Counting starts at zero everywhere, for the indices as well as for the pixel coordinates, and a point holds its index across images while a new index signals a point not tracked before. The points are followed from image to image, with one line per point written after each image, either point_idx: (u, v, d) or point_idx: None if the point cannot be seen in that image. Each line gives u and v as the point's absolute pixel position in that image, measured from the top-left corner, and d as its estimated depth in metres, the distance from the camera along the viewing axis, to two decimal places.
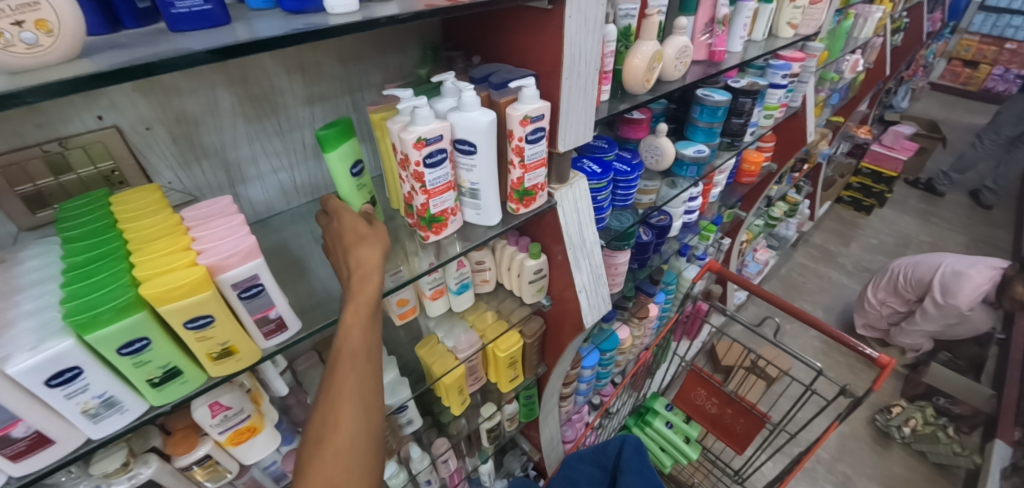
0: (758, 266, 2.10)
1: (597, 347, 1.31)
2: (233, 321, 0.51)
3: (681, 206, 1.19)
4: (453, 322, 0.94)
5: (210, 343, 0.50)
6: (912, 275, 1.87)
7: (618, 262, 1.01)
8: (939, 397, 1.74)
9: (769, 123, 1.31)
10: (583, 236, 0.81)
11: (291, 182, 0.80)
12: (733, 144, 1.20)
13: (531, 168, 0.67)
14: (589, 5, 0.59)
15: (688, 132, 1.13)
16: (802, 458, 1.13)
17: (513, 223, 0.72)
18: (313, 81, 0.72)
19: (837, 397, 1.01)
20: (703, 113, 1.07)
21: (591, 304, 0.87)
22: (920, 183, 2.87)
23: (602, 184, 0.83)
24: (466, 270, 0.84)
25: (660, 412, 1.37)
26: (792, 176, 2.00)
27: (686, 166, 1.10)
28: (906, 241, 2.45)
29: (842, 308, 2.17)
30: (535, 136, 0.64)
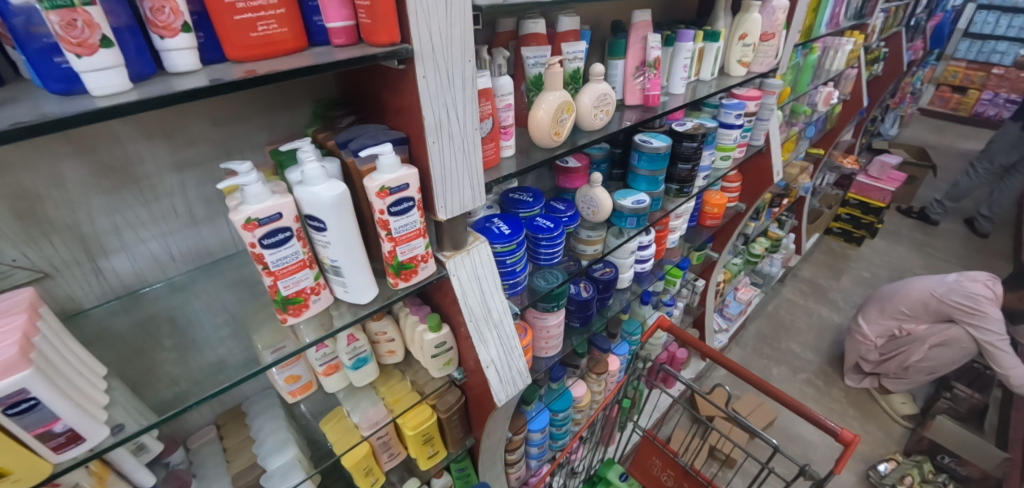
0: (740, 306, 1.98)
1: (547, 406, 1.21)
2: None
3: (630, 256, 1.11)
4: (362, 395, 0.85)
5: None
6: (903, 299, 1.76)
7: (548, 325, 0.93)
8: (943, 455, 1.55)
9: (726, 164, 1.24)
10: (488, 305, 0.73)
11: (165, 252, 0.73)
12: (682, 191, 1.10)
13: (402, 241, 0.59)
14: (450, 65, 0.53)
15: (631, 180, 1.04)
16: None
17: (391, 299, 0.64)
18: (178, 147, 0.66)
19: (797, 478, 0.88)
20: (642, 160, 0.98)
21: (504, 381, 0.77)
22: (913, 211, 2.75)
23: (513, 246, 0.75)
24: (360, 344, 0.76)
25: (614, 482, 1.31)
26: (771, 212, 1.90)
27: (626, 217, 1.00)
28: (900, 273, 2.32)
29: (833, 349, 2.03)
30: (400, 207, 0.57)
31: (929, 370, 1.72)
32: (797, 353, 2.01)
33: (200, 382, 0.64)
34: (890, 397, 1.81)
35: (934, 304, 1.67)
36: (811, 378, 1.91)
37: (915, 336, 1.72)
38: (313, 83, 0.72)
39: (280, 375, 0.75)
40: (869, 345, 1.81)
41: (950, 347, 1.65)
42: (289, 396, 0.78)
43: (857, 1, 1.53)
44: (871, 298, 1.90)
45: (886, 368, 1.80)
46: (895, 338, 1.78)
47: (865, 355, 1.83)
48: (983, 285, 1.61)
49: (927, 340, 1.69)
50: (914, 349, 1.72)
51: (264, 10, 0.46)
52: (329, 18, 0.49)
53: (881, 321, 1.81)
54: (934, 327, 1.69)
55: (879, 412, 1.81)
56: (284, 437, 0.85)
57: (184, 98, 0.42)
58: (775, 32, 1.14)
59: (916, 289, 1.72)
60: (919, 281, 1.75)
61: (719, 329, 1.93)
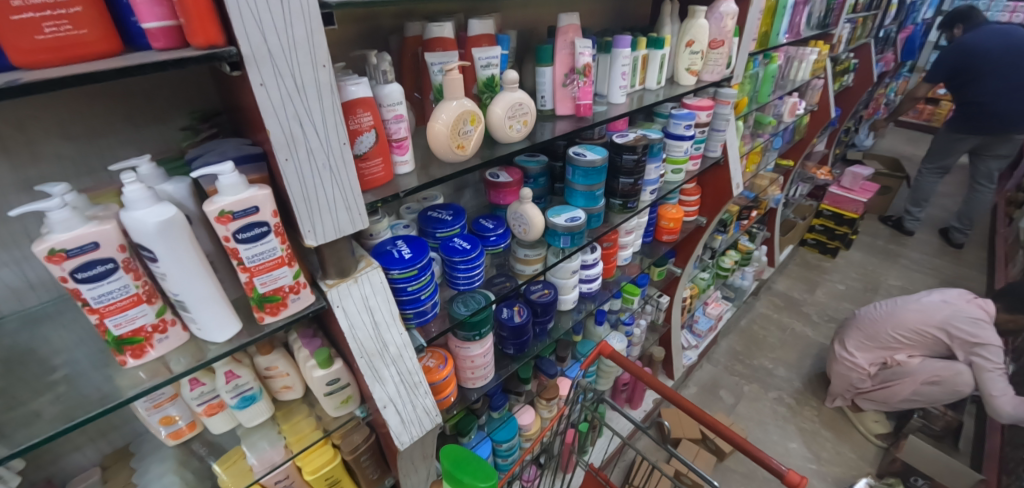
0: (710, 322, 1.90)
1: (489, 435, 1.13)
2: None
3: (572, 276, 1.04)
4: (260, 434, 0.77)
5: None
6: (896, 328, 1.62)
7: (472, 355, 0.86)
8: (917, 478, 1.44)
9: (678, 177, 1.17)
10: (384, 339, 0.65)
11: (21, 280, 0.65)
12: (626, 206, 1.03)
13: (259, 271, 0.52)
14: (298, 70, 0.46)
15: (568, 195, 0.97)
16: None
17: (257, 336, 0.56)
18: (24, 164, 0.58)
19: None
20: (577, 174, 0.91)
21: (406, 422, 0.69)
22: (890, 220, 2.73)
23: (414, 271, 0.68)
24: (245, 381, 0.68)
25: None
26: (741, 224, 1.83)
27: (559, 236, 0.93)
28: (875, 286, 2.27)
29: (807, 365, 1.96)
30: (250, 234, 0.49)
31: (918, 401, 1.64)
32: (769, 370, 1.94)
33: None
34: (862, 415, 1.74)
35: (932, 334, 1.57)
36: (783, 396, 1.84)
37: (908, 370, 1.62)
38: (188, 90, 0.67)
39: (154, 416, 0.66)
40: (861, 373, 1.69)
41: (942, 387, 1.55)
42: (169, 439, 0.69)
43: (819, 10, 1.50)
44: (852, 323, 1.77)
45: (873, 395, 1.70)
46: (887, 366, 1.68)
47: (857, 384, 1.70)
48: (975, 307, 1.53)
49: (919, 376, 1.59)
50: (901, 386, 1.64)
51: (52, 9, 0.39)
52: (142, 17, 0.42)
53: (871, 348, 1.70)
54: (927, 363, 1.58)
55: (853, 433, 1.72)
56: (171, 482, 0.75)
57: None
58: (724, 39, 1.07)
59: (911, 315, 1.60)
60: (909, 305, 1.62)
61: (687, 346, 1.86)
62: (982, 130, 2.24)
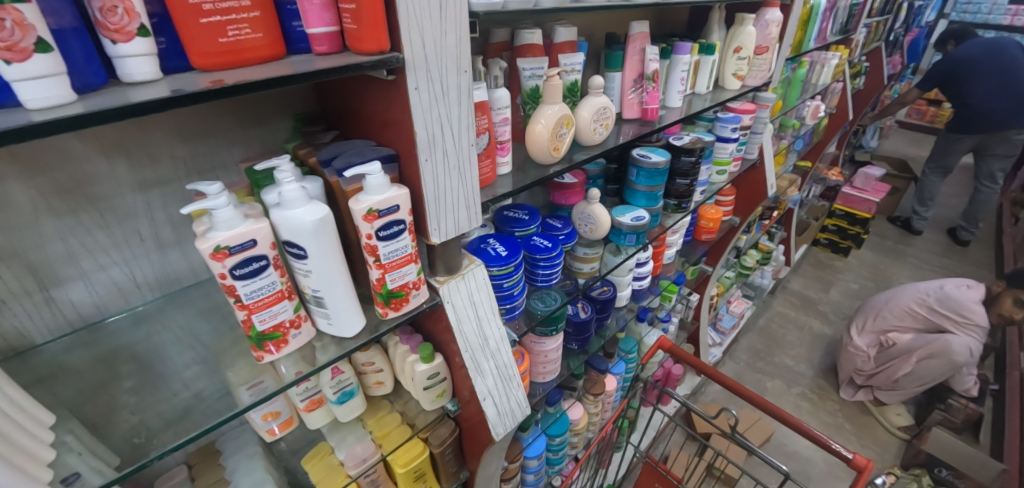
0: (734, 320, 1.93)
1: (543, 431, 1.14)
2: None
3: (629, 274, 1.06)
4: (347, 430, 0.79)
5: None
6: (893, 308, 1.73)
7: (546, 349, 0.89)
8: (942, 469, 1.45)
9: (722, 179, 1.21)
10: (485, 333, 0.67)
11: (128, 280, 0.65)
12: (681, 206, 1.07)
13: (391, 267, 0.54)
14: (445, 75, 0.48)
15: (628, 196, 1.00)
16: None
17: (380, 331, 0.58)
18: (142, 164, 0.59)
19: None
20: (641, 175, 0.94)
21: (502, 413, 0.71)
22: (898, 219, 2.81)
23: (510, 268, 0.70)
24: (346, 377, 0.70)
25: None
26: (762, 224, 1.88)
27: (624, 234, 0.96)
28: (887, 284, 2.33)
29: (827, 362, 1.97)
30: (390, 231, 0.51)
31: (920, 382, 1.65)
32: (790, 366, 1.96)
33: (175, 419, 0.57)
34: (884, 409, 1.74)
35: (923, 312, 1.66)
36: (806, 391, 1.85)
37: (902, 347, 1.68)
38: (290, 95, 0.68)
39: (259, 412, 0.68)
40: (864, 356, 1.73)
41: (939, 360, 1.58)
42: (268, 434, 0.71)
43: (844, 16, 1.55)
44: (859, 311, 1.87)
45: (879, 381, 1.72)
46: (884, 348, 1.73)
47: (862, 367, 1.74)
48: (965, 289, 1.63)
49: (915, 351, 1.64)
50: (902, 364, 1.67)
51: (235, 12, 0.40)
52: (309, 22, 0.44)
53: (870, 331, 1.77)
54: (920, 337, 1.65)
55: (874, 425, 1.73)
56: (263, 478, 0.76)
57: (150, 110, 0.35)
58: (769, 46, 1.12)
59: (906, 297, 1.71)
60: (905, 291, 1.74)
61: (713, 344, 1.89)
62: (977, 130, 2.35)
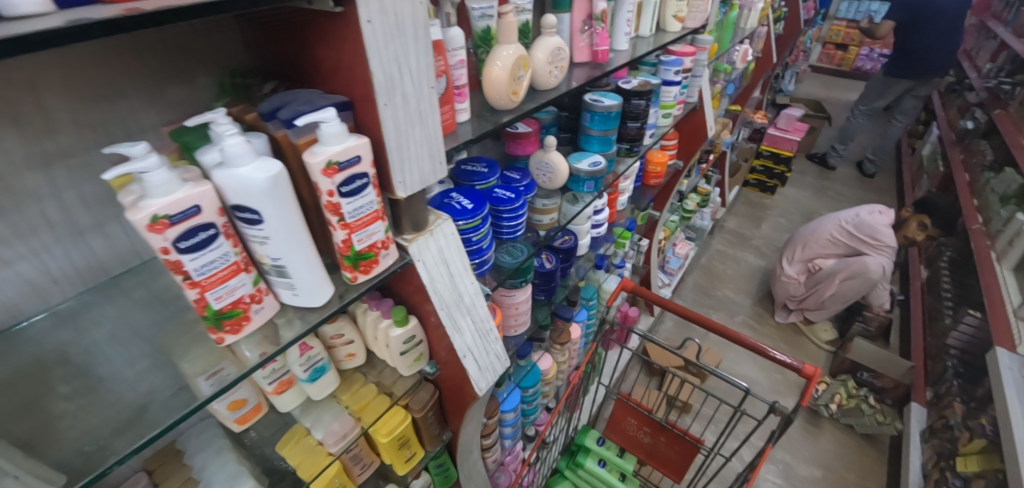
0: (679, 261, 2.01)
1: (517, 384, 1.16)
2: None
3: (587, 221, 1.06)
4: (321, 408, 0.75)
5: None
6: (818, 236, 1.92)
7: (517, 302, 0.89)
8: (862, 372, 1.65)
9: (668, 122, 1.23)
10: (459, 290, 0.65)
11: (41, 275, 0.53)
12: (632, 150, 1.07)
13: (356, 227, 0.50)
14: (399, 6, 0.43)
15: (583, 142, 0.99)
16: (748, 479, 0.96)
17: (351, 297, 0.55)
18: (36, 133, 0.47)
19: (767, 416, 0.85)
20: (594, 120, 0.93)
21: (483, 368, 0.71)
22: (815, 157, 3.09)
23: (477, 221, 0.68)
24: (315, 352, 0.65)
25: (593, 450, 1.34)
26: (701, 167, 1.99)
27: (583, 181, 0.95)
28: (809, 216, 2.58)
29: (761, 291, 2.18)
30: (352, 186, 0.47)
31: (842, 300, 1.86)
32: (732, 298, 2.13)
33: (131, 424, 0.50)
34: (814, 327, 1.96)
35: (841, 238, 1.86)
36: (746, 319, 2.04)
37: (826, 271, 1.87)
38: (218, 47, 0.57)
39: (222, 403, 0.63)
40: (795, 283, 1.91)
41: (857, 279, 1.79)
42: (236, 424, 0.66)
43: None
44: (790, 243, 2.05)
45: (808, 304, 1.92)
46: (811, 273, 1.92)
47: (794, 293, 1.93)
48: (879, 215, 1.82)
49: (838, 273, 1.83)
50: (827, 286, 1.86)
51: None
52: None
53: (798, 260, 1.96)
54: (843, 261, 1.83)
55: (807, 343, 1.94)
56: (239, 470, 0.71)
57: (30, 48, 0.25)
58: None
59: (828, 227, 1.90)
60: (828, 222, 1.91)
61: (663, 284, 1.94)
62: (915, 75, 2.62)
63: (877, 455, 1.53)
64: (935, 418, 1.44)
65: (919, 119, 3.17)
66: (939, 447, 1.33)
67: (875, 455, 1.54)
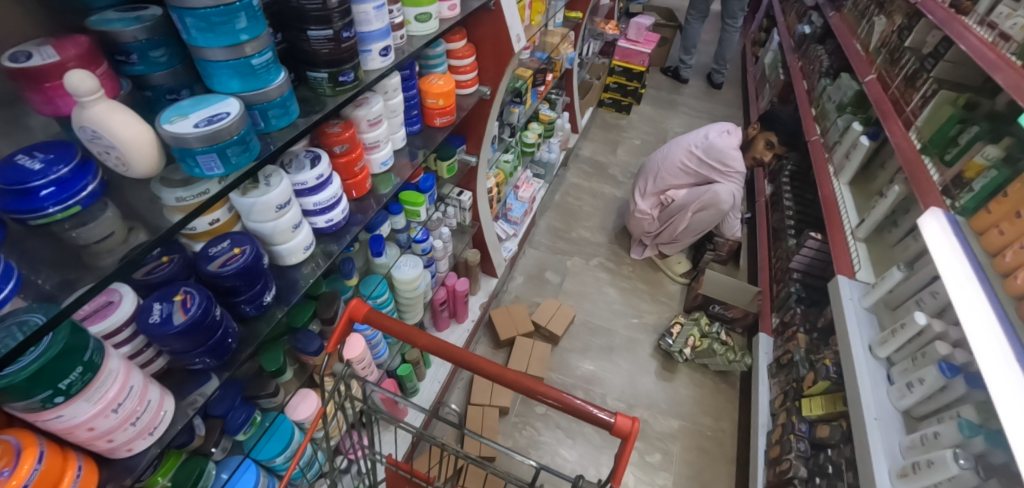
0: (523, 207, 1.64)
1: (249, 455, 0.76)
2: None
3: (287, 214, 0.62)
4: None
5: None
6: (669, 165, 1.73)
7: (82, 422, 0.44)
8: (714, 305, 1.55)
9: (430, 28, 0.76)
10: None
11: None
12: (342, 81, 0.60)
13: None
14: None
15: (207, 76, 0.49)
16: None
17: None
18: None
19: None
20: (196, 28, 0.44)
21: None
22: (669, 70, 2.91)
23: None
24: None
25: None
26: (537, 91, 1.56)
27: (196, 160, 0.46)
28: (664, 136, 2.42)
29: (618, 225, 1.97)
30: None
31: (694, 232, 1.74)
32: (589, 239, 1.90)
33: None
34: (668, 261, 1.81)
35: (693, 165, 1.70)
36: (604, 260, 1.82)
37: (678, 204, 1.71)
38: None
39: None
40: (647, 220, 1.73)
41: (710, 210, 1.65)
42: None
43: None
44: (642, 173, 1.84)
45: (662, 238, 1.77)
46: (664, 207, 1.75)
47: (648, 229, 1.76)
48: (729, 136, 1.66)
49: (690, 206, 1.68)
50: (680, 219, 1.70)
51: None
52: None
53: (651, 193, 1.77)
54: (693, 192, 1.68)
55: (662, 279, 1.79)
56: None
57: None
58: None
59: (678, 153, 1.71)
60: (677, 149, 1.73)
61: (505, 237, 1.58)
62: None
63: (729, 390, 1.47)
64: (780, 351, 1.35)
65: (760, 26, 3.13)
66: (784, 385, 1.24)
67: (728, 390, 1.47)
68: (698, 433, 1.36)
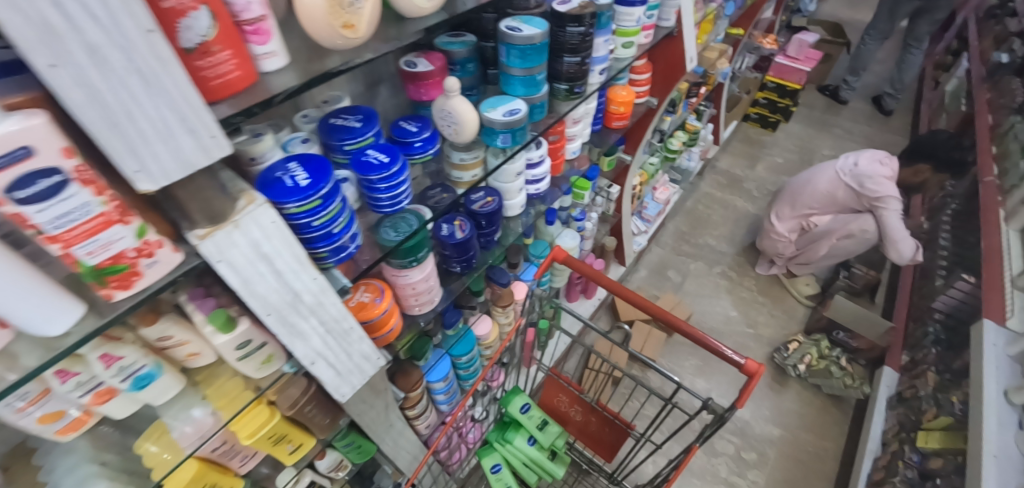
0: (659, 207, 1.77)
1: (447, 352, 1.05)
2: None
3: (518, 179, 0.89)
4: (180, 403, 0.59)
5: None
6: (809, 190, 1.70)
7: (412, 282, 0.74)
8: (838, 331, 1.55)
9: (629, 53, 0.98)
10: (292, 288, 0.51)
11: None
12: (574, 91, 0.85)
13: (75, 239, 0.31)
14: None
15: (504, 84, 0.78)
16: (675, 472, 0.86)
17: (109, 322, 0.38)
18: None
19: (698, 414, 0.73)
20: (513, 56, 0.72)
21: (343, 373, 0.59)
22: (827, 88, 2.75)
23: (318, 202, 0.50)
24: (127, 361, 0.49)
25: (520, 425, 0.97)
26: (689, 102, 1.67)
27: (497, 134, 0.75)
28: (810, 157, 2.34)
29: (747, 238, 2.00)
30: (31, 191, 0.28)
31: (834, 257, 1.73)
32: (713, 246, 1.97)
33: None
34: (795, 280, 1.82)
35: (840, 194, 1.65)
36: (726, 269, 1.89)
37: (821, 230, 1.71)
38: None
39: (27, 418, 0.46)
40: (784, 242, 1.75)
41: (855, 239, 1.64)
42: (59, 437, 0.50)
43: None
44: (779, 196, 1.80)
45: (798, 260, 1.79)
46: (804, 231, 1.76)
47: (782, 250, 1.77)
48: (880, 165, 1.60)
49: (834, 232, 1.68)
50: (820, 245, 1.72)
51: None
52: None
53: (790, 217, 1.75)
54: (838, 219, 1.67)
55: (786, 298, 1.80)
56: None
57: None
58: None
59: (823, 180, 1.68)
60: (822, 174, 1.69)
61: (637, 232, 1.73)
62: None
63: (841, 416, 1.47)
64: (906, 385, 1.36)
65: (950, 48, 2.77)
66: (903, 418, 1.28)
67: (838, 415, 1.48)
68: (798, 446, 1.41)
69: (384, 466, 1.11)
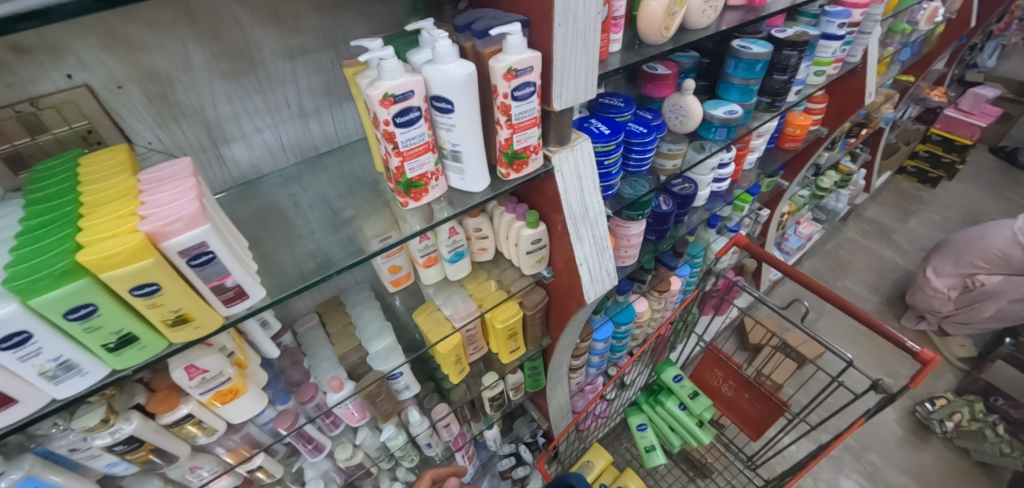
0: (800, 241, 1.83)
1: (611, 318, 1.19)
2: (127, 312, 0.43)
3: (710, 173, 1.05)
4: (452, 290, 0.87)
5: (163, 310, 0.45)
6: (977, 248, 1.57)
7: (630, 233, 0.93)
8: (997, 397, 1.48)
9: (819, 81, 1.12)
10: (586, 204, 0.73)
11: (277, 142, 0.70)
12: (773, 105, 1.02)
13: (521, 127, 0.59)
14: None
15: (721, 90, 0.97)
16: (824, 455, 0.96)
17: (502, 189, 0.65)
18: (290, 34, 0.61)
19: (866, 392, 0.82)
20: (738, 67, 0.90)
21: (594, 279, 0.80)
22: (1002, 150, 2.54)
23: (612, 146, 0.74)
24: (459, 238, 0.77)
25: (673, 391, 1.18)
26: (847, 142, 1.70)
27: (715, 128, 0.95)
28: (975, 219, 2.18)
29: (894, 291, 1.94)
30: (523, 92, 0.56)
31: (1002, 320, 1.61)
32: (852, 291, 1.94)
33: (322, 263, 0.64)
34: (947, 340, 1.76)
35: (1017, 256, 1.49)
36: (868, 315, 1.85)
37: (989, 291, 1.57)
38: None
39: (385, 263, 0.77)
40: (941, 299, 1.67)
41: None
42: (392, 285, 0.81)
43: None
44: (939, 250, 1.71)
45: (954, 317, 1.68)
46: (967, 290, 1.63)
47: (937, 308, 1.70)
48: None
49: (1005, 294, 1.54)
50: (986, 306, 1.59)
51: None
52: None
53: (950, 273, 1.66)
54: (1011, 280, 1.53)
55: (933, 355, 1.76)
56: (382, 324, 0.89)
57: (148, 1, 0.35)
58: None
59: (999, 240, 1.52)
60: (997, 233, 1.54)
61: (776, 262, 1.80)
62: None
63: None
64: None
65: None
66: None
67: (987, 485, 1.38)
68: None
69: (532, 412, 1.27)
